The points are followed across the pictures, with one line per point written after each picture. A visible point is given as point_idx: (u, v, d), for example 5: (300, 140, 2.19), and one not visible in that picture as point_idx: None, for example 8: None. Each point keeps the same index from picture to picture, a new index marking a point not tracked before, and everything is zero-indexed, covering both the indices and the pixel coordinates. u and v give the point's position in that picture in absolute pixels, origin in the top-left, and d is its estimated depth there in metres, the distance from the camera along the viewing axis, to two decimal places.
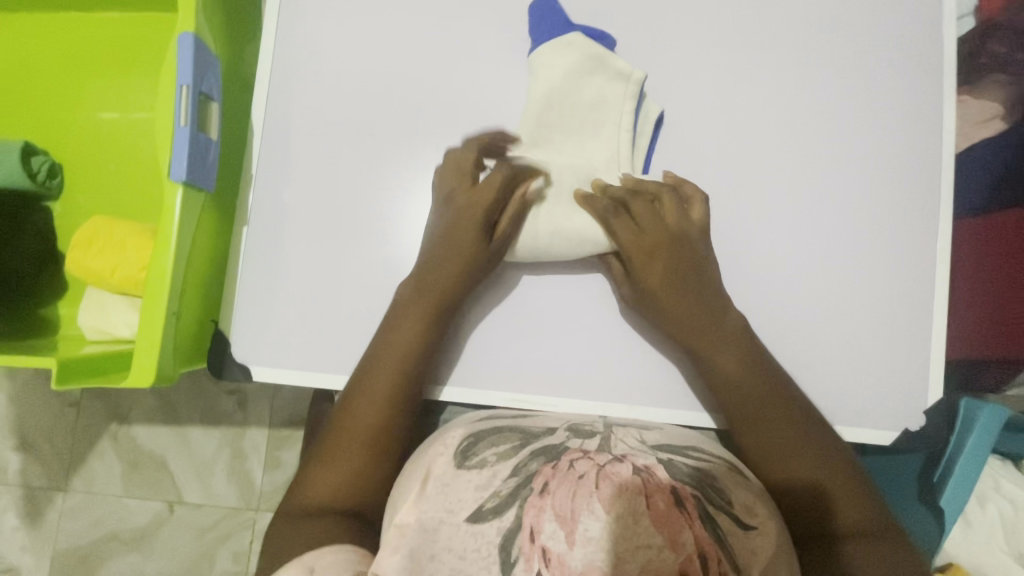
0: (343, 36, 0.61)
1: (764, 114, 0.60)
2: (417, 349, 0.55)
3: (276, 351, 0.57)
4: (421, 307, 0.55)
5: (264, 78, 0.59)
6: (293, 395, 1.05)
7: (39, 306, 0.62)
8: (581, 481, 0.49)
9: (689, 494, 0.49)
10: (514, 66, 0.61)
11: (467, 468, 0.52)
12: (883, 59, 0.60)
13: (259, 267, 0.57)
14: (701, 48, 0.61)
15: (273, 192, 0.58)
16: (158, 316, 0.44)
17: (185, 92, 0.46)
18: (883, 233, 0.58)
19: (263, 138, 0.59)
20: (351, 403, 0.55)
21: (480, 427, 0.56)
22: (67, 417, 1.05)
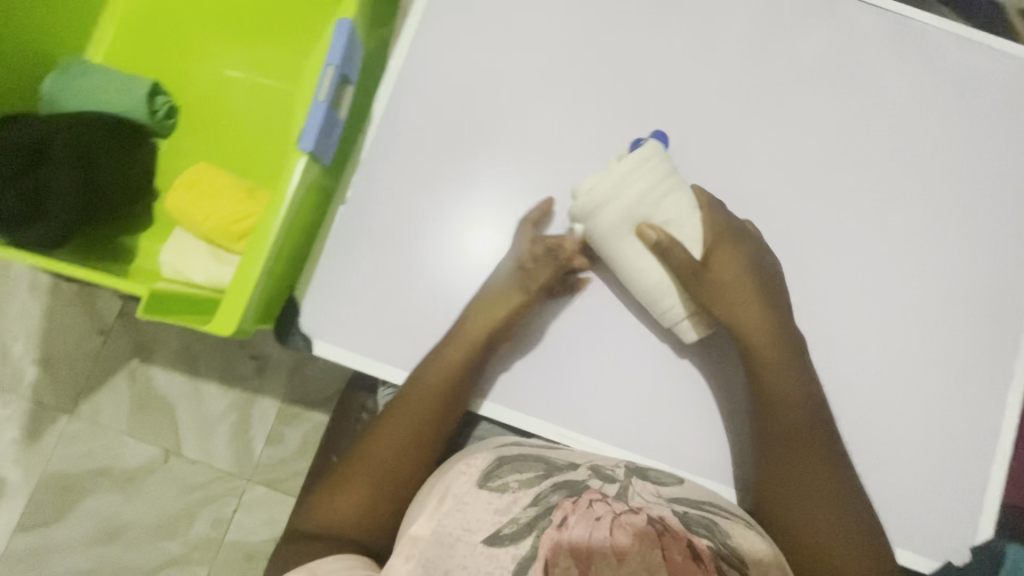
0: (476, 54, 0.63)
1: (858, 219, 0.61)
2: (466, 367, 0.56)
3: (341, 332, 0.58)
4: (461, 345, 0.57)
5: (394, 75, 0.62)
6: (315, 375, 1.06)
7: (119, 232, 0.63)
8: (598, 523, 0.47)
9: (705, 546, 0.47)
10: (629, 117, 0.63)
11: (488, 490, 0.51)
12: (980, 194, 0.62)
13: (344, 248, 0.59)
14: (811, 142, 0.62)
15: (377, 181, 0.60)
16: (252, 274, 0.46)
17: (330, 72, 0.48)
18: (953, 360, 0.58)
19: (379, 129, 0.61)
20: (378, 433, 0.56)
21: (505, 451, 0.56)
22: (94, 343, 1.06)
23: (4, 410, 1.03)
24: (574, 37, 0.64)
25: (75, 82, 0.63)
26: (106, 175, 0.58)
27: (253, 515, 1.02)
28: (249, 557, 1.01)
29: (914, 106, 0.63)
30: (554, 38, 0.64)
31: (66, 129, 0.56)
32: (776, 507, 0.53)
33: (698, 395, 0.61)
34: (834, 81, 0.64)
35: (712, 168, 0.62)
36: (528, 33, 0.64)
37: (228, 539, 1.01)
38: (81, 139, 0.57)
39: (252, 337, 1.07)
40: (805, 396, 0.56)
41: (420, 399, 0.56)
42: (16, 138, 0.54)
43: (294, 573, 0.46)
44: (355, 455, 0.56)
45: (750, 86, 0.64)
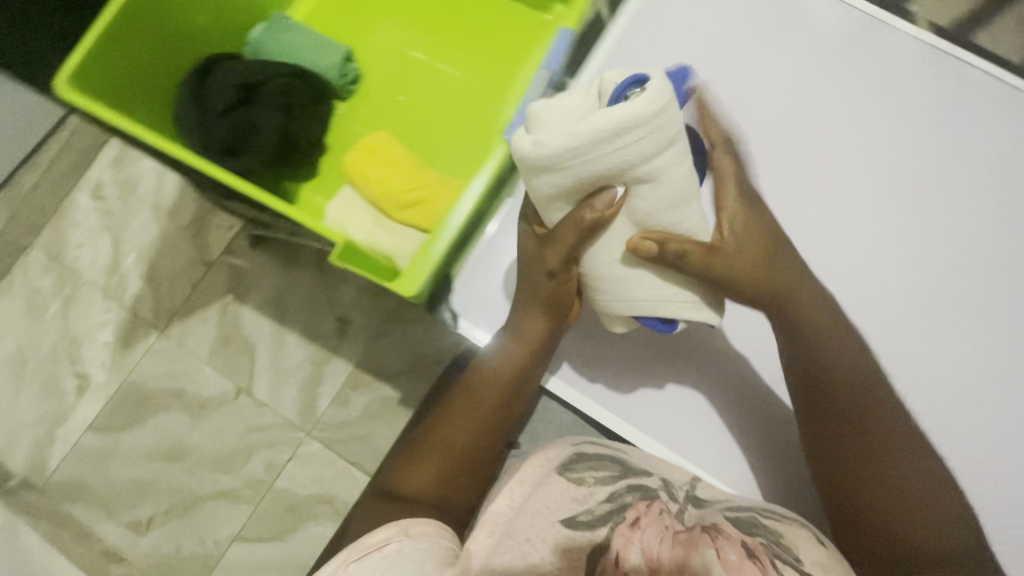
0: (653, 86, 0.66)
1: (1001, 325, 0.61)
2: (533, 356, 0.57)
3: (482, 317, 0.60)
4: (526, 336, 0.56)
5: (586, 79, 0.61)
6: (390, 350, 1.09)
7: (288, 179, 0.67)
8: (667, 530, 0.52)
9: (758, 545, 0.49)
10: (796, 174, 0.63)
11: (568, 479, 0.56)
12: None
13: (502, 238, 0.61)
14: (973, 232, 0.61)
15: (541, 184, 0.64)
16: (441, 247, 0.52)
17: (542, 80, 0.54)
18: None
19: None
20: (451, 416, 0.58)
21: (585, 448, 0.59)
22: (197, 272, 1.12)
23: (105, 313, 1.10)
24: (759, 85, 0.65)
25: (279, 33, 0.67)
26: (305, 125, 0.63)
27: (304, 469, 1.05)
28: (291, 508, 1.04)
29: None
30: (739, 83, 0.65)
31: (279, 76, 0.61)
32: (847, 496, 0.53)
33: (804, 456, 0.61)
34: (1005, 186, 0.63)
35: (872, 241, 0.62)
36: (715, 75, 0.65)
37: (276, 486, 1.04)
38: (290, 89, 0.61)
39: (340, 299, 1.11)
40: (879, 396, 0.55)
41: (492, 385, 0.57)
42: (237, 76, 0.60)
43: (383, 531, 0.48)
44: (429, 436, 0.58)
45: (931, 170, 0.63)
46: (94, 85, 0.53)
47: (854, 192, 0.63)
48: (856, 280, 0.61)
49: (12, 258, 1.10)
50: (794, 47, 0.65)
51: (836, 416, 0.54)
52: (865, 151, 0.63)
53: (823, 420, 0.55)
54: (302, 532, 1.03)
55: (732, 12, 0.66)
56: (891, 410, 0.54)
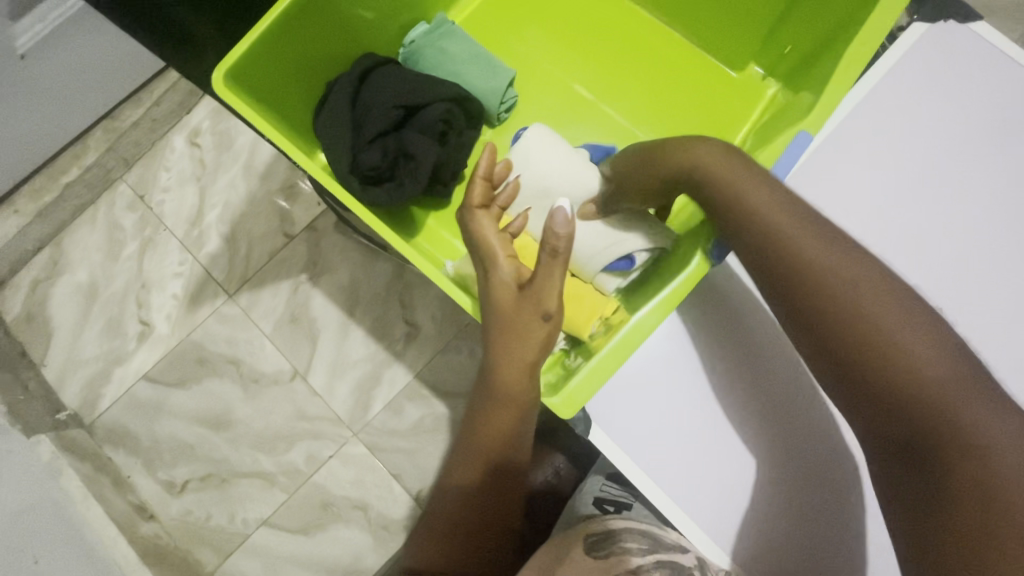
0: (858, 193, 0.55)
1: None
2: (518, 420, 0.51)
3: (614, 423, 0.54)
4: (504, 406, 0.51)
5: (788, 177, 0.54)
6: (454, 366, 1.03)
7: (417, 205, 0.61)
8: None
9: None
10: (1014, 330, 0.53)
11: (596, 553, 0.54)
12: None
13: (654, 347, 0.55)
14: None
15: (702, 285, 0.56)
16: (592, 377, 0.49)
17: None
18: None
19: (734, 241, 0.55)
20: (452, 491, 0.55)
21: (611, 523, 0.57)
22: (277, 243, 1.07)
23: (179, 265, 1.07)
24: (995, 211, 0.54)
25: (439, 40, 0.60)
26: (459, 160, 0.57)
27: (346, 468, 1.02)
28: (324, 506, 1.01)
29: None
30: (974, 212, 0.54)
31: (440, 101, 0.56)
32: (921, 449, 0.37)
33: None
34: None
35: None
36: (941, 190, 0.55)
37: (314, 480, 1.01)
38: (450, 114, 0.55)
39: (413, 303, 1.05)
40: (877, 285, 0.41)
41: (485, 459, 0.53)
42: (397, 94, 0.54)
43: None
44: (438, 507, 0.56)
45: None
46: (251, 90, 0.50)
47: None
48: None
49: (101, 190, 1.08)
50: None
51: (866, 365, 0.39)
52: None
53: (837, 363, 0.41)
54: (332, 532, 1.00)
55: (974, 117, 0.55)
56: (858, 310, 0.40)
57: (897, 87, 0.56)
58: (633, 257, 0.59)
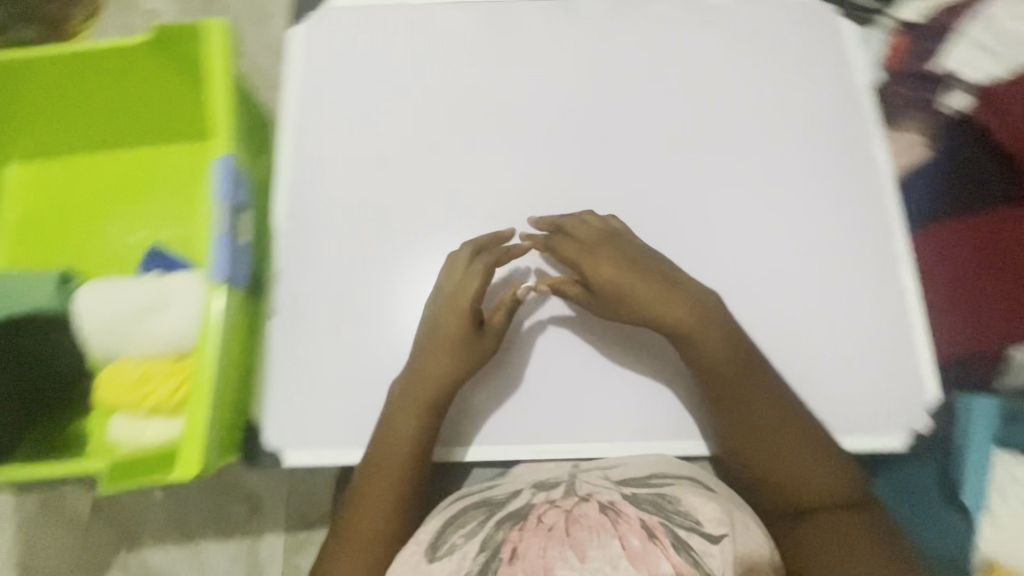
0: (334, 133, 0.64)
1: (737, 171, 0.64)
2: (427, 419, 0.55)
3: (297, 434, 0.56)
4: (412, 402, 0.55)
5: (282, 174, 0.62)
6: (308, 491, 1.02)
7: (72, 420, 0.64)
8: (551, 533, 0.46)
9: (658, 523, 0.46)
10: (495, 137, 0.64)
11: (439, 559, 0.49)
12: (803, 111, 0.66)
13: (285, 342, 0.58)
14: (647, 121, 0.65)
15: (289, 278, 0.60)
16: (200, 418, 0.47)
17: (222, 208, 0.52)
18: (864, 259, 0.60)
19: (283, 239, 0.61)
20: (360, 509, 0.54)
21: (454, 514, 0.54)
22: (74, 549, 0.99)
23: None
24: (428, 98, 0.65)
25: None
26: (53, 366, 0.61)
27: None
28: None
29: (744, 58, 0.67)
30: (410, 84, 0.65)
31: None
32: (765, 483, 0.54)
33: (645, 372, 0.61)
34: (671, 48, 0.67)
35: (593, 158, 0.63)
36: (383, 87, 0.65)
37: None
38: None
39: (234, 480, 1.02)
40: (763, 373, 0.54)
41: (389, 466, 0.54)
42: None
43: None
44: (344, 528, 0.55)
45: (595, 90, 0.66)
46: None
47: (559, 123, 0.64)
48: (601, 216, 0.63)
49: None
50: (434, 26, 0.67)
51: (747, 400, 0.54)
52: (538, 108, 0.65)
53: (722, 401, 0.55)
54: None
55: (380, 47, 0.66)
56: (727, 370, 0.54)
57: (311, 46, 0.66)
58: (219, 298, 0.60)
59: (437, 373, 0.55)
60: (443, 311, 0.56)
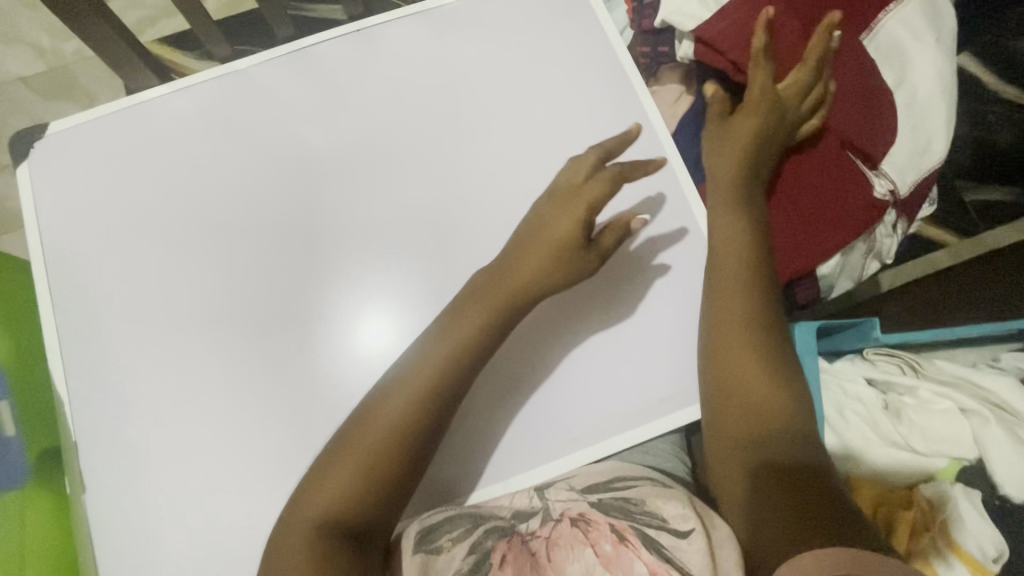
0: (111, 270, 0.61)
1: (530, 167, 0.63)
2: (496, 321, 0.56)
3: None
4: (489, 297, 0.56)
5: (52, 339, 0.59)
6: None
7: None
8: (536, 558, 0.49)
9: (626, 526, 0.50)
10: (277, 216, 0.63)
11: (426, 560, 0.50)
12: (567, 86, 0.65)
13: (106, 509, 0.55)
14: (423, 145, 0.64)
15: (101, 437, 0.57)
16: None
17: None
18: (664, 217, 0.59)
19: (72, 402, 0.58)
20: (390, 395, 0.53)
21: (432, 519, 0.53)
22: None
23: None
24: (197, 203, 0.63)
25: None
26: None
27: None
28: None
29: (498, 55, 0.66)
30: (173, 196, 0.64)
31: None
32: (743, 459, 0.51)
33: (501, 390, 0.58)
34: (421, 69, 0.66)
35: (382, 206, 0.63)
36: (148, 209, 0.63)
37: None
38: None
39: None
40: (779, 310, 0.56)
41: (451, 356, 0.54)
42: None
43: None
44: (366, 413, 0.53)
45: (365, 133, 0.65)
46: None
47: (334, 184, 0.64)
48: (409, 255, 0.62)
49: None
50: (176, 131, 0.65)
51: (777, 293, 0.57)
52: (318, 167, 0.64)
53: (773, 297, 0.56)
54: None
55: (132, 166, 0.64)
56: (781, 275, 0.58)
57: (57, 195, 0.63)
58: None
59: (530, 268, 0.56)
60: (548, 214, 0.58)
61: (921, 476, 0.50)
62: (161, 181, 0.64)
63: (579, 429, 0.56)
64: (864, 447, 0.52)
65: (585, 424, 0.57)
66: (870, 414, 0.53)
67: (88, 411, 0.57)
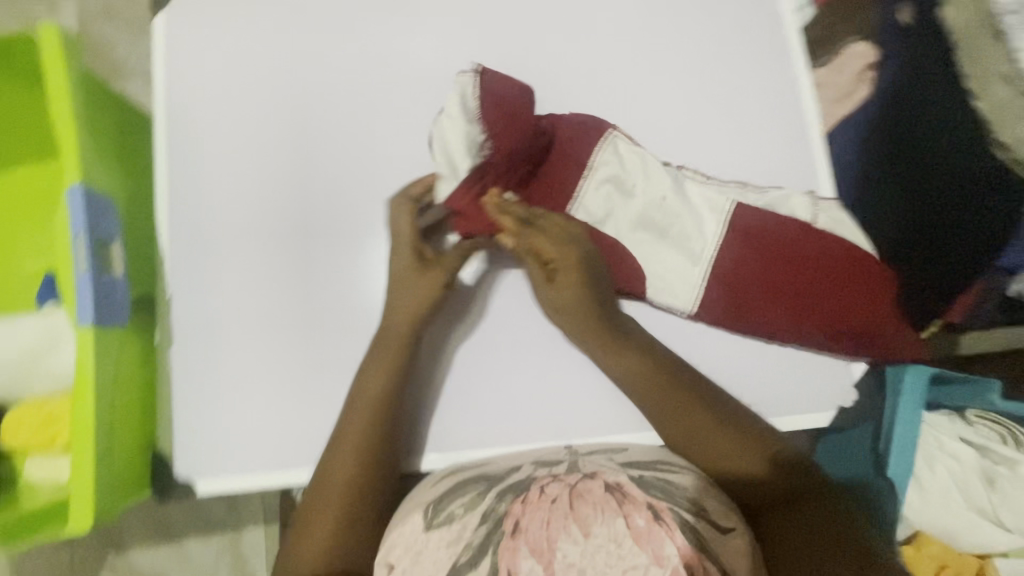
0: (230, 142, 0.61)
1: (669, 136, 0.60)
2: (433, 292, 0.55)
3: (222, 460, 0.56)
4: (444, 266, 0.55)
5: (164, 197, 0.60)
6: (278, 491, 1.03)
7: None
8: (555, 506, 0.45)
9: (664, 507, 0.45)
10: (402, 126, 0.61)
11: (436, 527, 0.48)
12: (732, 60, 0.60)
13: (187, 369, 0.57)
14: (565, 86, 0.61)
15: (193, 300, 0.58)
16: (87, 483, 0.45)
17: (81, 241, 0.48)
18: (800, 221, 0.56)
19: (172, 261, 0.59)
20: (353, 402, 0.54)
21: (444, 485, 0.51)
22: (62, 559, 1.02)
23: None
24: (325, 93, 0.62)
25: None
26: None
27: None
28: None
29: (666, 8, 0.62)
30: (301, 80, 0.62)
31: None
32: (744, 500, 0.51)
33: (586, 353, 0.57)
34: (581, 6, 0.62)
35: None
36: (275, 88, 0.62)
37: None
38: None
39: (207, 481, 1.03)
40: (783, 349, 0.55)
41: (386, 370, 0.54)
42: None
43: None
44: (340, 422, 0.54)
45: (507, 60, 0.62)
46: None
47: None
48: None
49: None
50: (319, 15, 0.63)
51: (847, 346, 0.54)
52: (454, 86, 0.62)
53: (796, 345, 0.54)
54: None
55: (270, 41, 0.63)
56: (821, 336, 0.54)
57: (193, 52, 0.63)
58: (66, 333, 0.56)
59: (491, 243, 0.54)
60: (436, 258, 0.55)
61: (998, 549, 0.49)
62: (295, 64, 0.63)
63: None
64: (944, 507, 0.50)
65: None
66: (962, 475, 0.50)
67: (186, 274, 0.59)
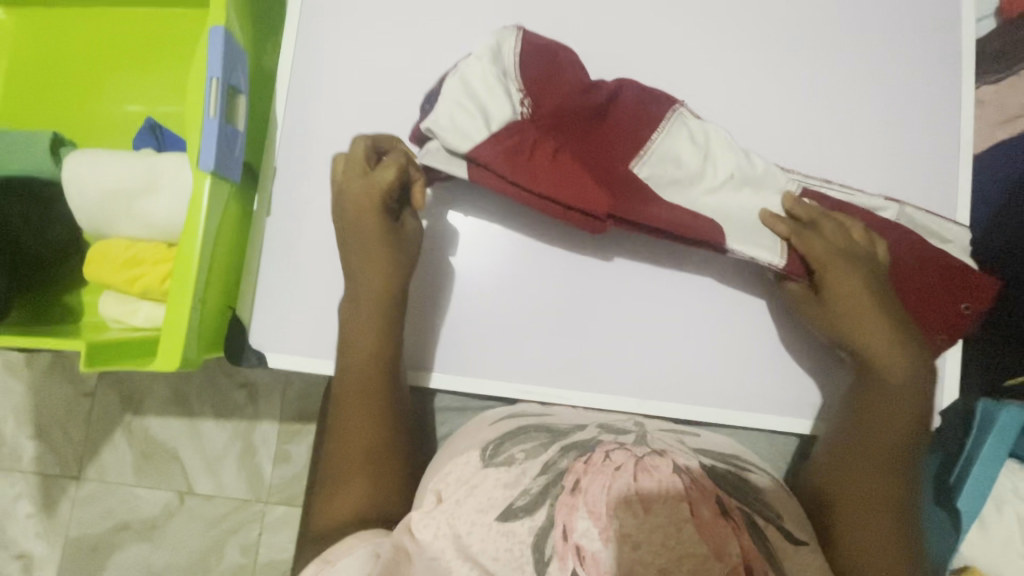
0: (364, 24, 0.59)
1: (813, 123, 0.58)
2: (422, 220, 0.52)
3: (292, 339, 0.55)
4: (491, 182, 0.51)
5: (286, 65, 0.58)
6: (300, 393, 1.03)
7: (62, 293, 0.64)
8: (619, 474, 0.41)
9: (735, 506, 0.40)
10: None
11: (494, 466, 0.43)
12: (895, 60, 0.58)
13: (275, 242, 0.56)
14: (717, 48, 0.59)
15: (296, 176, 0.57)
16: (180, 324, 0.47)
17: (213, 84, 0.47)
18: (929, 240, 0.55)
19: (283, 133, 0.57)
20: (352, 338, 0.51)
21: (504, 426, 0.48)
22: (84, 406, 1.05)
23: (12, 488, 1.05)
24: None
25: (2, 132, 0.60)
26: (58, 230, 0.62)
27: (278, 536, 1.02)
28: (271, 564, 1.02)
29: None
30: None
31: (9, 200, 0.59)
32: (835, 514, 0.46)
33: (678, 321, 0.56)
34: None
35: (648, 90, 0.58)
36: None
37: (261, 563, 1.02)
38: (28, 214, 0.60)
39: (235, 366, 1.04)
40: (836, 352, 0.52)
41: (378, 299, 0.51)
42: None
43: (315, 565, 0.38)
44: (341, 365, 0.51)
45: (667, 7, 0.59)
46: None
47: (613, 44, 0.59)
48: None
49: None
50: None
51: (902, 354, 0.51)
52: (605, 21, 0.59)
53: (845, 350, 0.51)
54: None
55: None
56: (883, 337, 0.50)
57: None
58: (170, 181, 0.56)
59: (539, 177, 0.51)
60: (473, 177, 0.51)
61: None
62: None
63: (731, 390, 0.55)
64: (1004, 550, 0.50)
65: (736, 389, 0.55)
66: None
67: (292, 148, 0.57)
